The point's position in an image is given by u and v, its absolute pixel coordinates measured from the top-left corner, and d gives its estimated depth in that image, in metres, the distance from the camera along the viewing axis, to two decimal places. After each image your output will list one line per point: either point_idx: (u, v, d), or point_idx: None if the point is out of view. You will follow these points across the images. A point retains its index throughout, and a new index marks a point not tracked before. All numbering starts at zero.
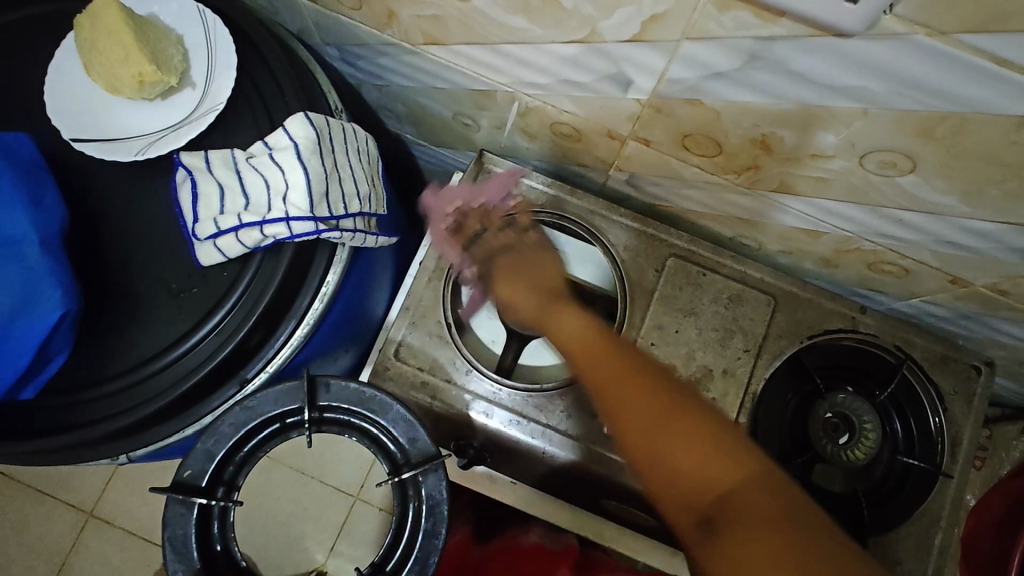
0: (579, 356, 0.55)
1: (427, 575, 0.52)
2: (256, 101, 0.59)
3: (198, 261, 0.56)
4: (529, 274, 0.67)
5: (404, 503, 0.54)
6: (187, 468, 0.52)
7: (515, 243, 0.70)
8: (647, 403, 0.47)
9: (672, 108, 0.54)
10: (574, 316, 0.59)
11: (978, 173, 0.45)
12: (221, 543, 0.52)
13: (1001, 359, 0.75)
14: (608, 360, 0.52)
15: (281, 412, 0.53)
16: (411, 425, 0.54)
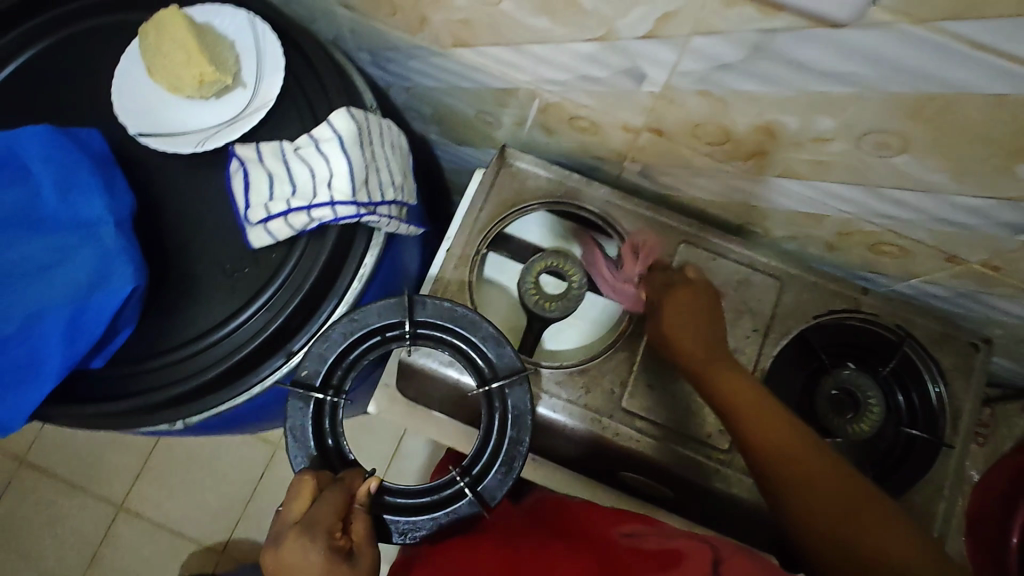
0: (739, 412, 0.58)
1: (513, 473, 0.57)
2: (301, 99, 0.64)
3: (249, 243, 0.61)
4: (696, 318, 0.67)
5: (490, 411, 0.59)
6: (304, 369, 0.58)
7: (698, 285, 0.70)
8: (795, 449, 0.54)
9: (684, 99, 0.59)
10: (737, 376, 0.61)
11: (964, 150, 0.49)
12: (332, 438, 0.57)
13: (1000, 338, 0.78)
14: (773, 424, 0.56)
15: (383, 325, 0.59)
16: (499, 342, 0.60)
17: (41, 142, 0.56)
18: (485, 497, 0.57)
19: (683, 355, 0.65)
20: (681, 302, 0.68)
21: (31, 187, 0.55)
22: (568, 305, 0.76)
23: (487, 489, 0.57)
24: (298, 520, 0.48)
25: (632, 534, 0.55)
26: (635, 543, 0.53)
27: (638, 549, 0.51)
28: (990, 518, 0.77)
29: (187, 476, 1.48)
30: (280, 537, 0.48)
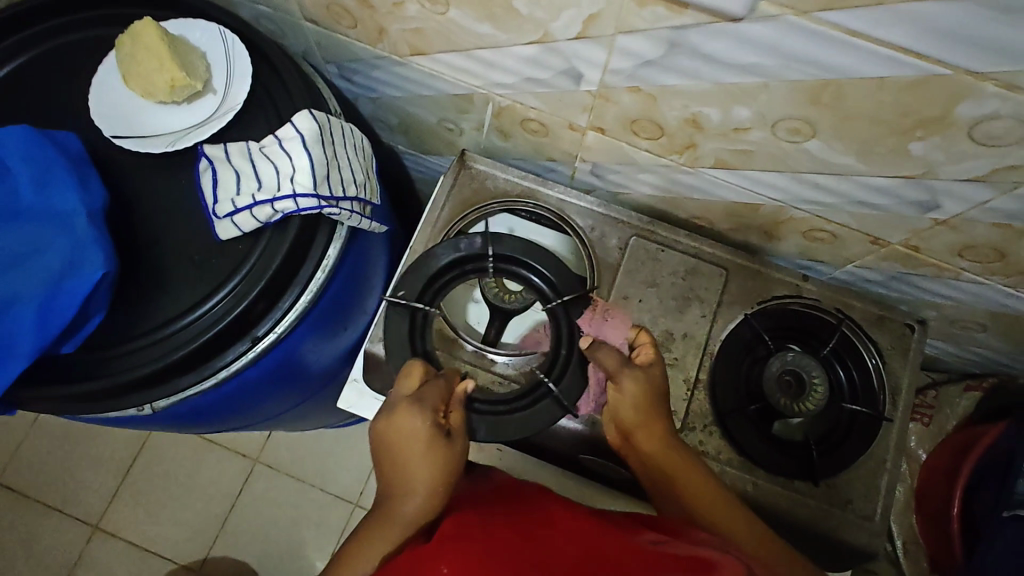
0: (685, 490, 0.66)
1: (583, 375, 0.68)
2: (268, 102, 0.69)
3: (217, 236, 0.65)
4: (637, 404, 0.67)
5: (557, 323, 0.70)
6: (401, 289, 0.71)
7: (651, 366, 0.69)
8: (723, 515, 0.65)
9: (618, 96, 0.64)
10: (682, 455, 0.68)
11: (863, 132, 0.54)
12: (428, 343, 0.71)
13: (935, 319, 0.83)
14: (705, 491, 0.66)
15: (461, 257, 0.72)
16: (558, 266, 0.71)
17: (16, 140, 0.59)
18: (567, 398, 0.67)
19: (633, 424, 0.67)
20: (638, 390, 0.67)
21: (7, 183, 0.58)
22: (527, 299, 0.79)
23: (566, 391, 0.68)
24: (410, 399, 0.62)
25: (656, 539, 0.52)
26: (659, 547, 0.50)
27: (664, 553, 0.48)
28: (937, 492, 0.82)
29: (165, 494, 1.48)
30: (389, 415, 0.63)
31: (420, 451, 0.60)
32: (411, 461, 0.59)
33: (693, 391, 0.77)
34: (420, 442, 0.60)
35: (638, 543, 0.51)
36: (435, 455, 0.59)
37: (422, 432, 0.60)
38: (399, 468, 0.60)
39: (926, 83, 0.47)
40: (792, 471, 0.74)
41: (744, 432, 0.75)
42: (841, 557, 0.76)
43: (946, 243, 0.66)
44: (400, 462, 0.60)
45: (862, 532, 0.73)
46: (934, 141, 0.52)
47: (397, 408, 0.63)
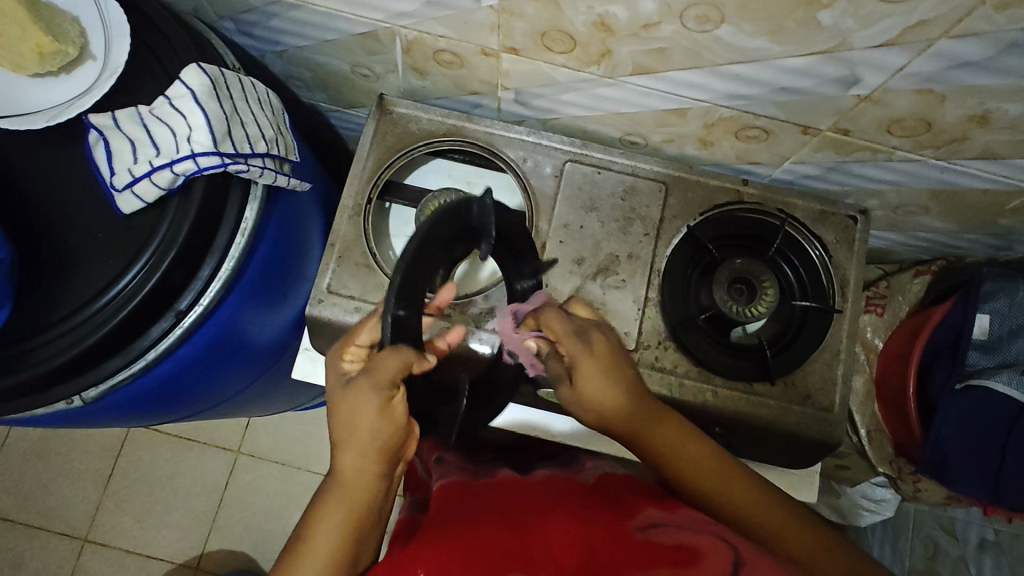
0: (678, 465, 0.60)
1: None
2: (154, 62, 0.64)
3: (119, 210, 0.61)
4: (672, 437, 0.61)
5: None
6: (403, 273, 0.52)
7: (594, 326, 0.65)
8: (734, 496, 0.58)
9: (520, 7, 0.61)
10: (671, 424, 0.62)
11: (769, 8, 0.52)
12: (401, 308, 0.52)
13: (879, 208, 0.83)
14: (698, 458, 0.60)
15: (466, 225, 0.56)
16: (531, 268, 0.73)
17: None
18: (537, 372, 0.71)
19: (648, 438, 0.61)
20: (662, 445, 0.61)
21: None
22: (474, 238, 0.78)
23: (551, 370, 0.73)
24: (394, 369, 0.51)
25: (651, 526, 0.53)
26: (652, 536, 0.52)
27: (654, 542, 0.50)
28: (894, 375, 0.82)
29: (150, 497, 1.46)
30: (375, 376, 0.51)
31: (396, 419, 0.53)
32: (386, 424, 0.52)
33: (644, 310, 0.76)
34: (393, 407, 0.52)
35: (633, 534, 0.52)
36: (400, 421, 0.53)
37: (399, 404, 0.52)
38: (370, 449, 0.53)
39: None
40: (749, 374, 0.74)
41: (698, 342, 0.74)
42: (809, 453, 0.76)
43: (873, 120, 0.64)
44: (364, 448, 0.52)
45: (824, 424, 0.74)
46: (841, 6, 0.50)
47: (385, 378, 0.51)
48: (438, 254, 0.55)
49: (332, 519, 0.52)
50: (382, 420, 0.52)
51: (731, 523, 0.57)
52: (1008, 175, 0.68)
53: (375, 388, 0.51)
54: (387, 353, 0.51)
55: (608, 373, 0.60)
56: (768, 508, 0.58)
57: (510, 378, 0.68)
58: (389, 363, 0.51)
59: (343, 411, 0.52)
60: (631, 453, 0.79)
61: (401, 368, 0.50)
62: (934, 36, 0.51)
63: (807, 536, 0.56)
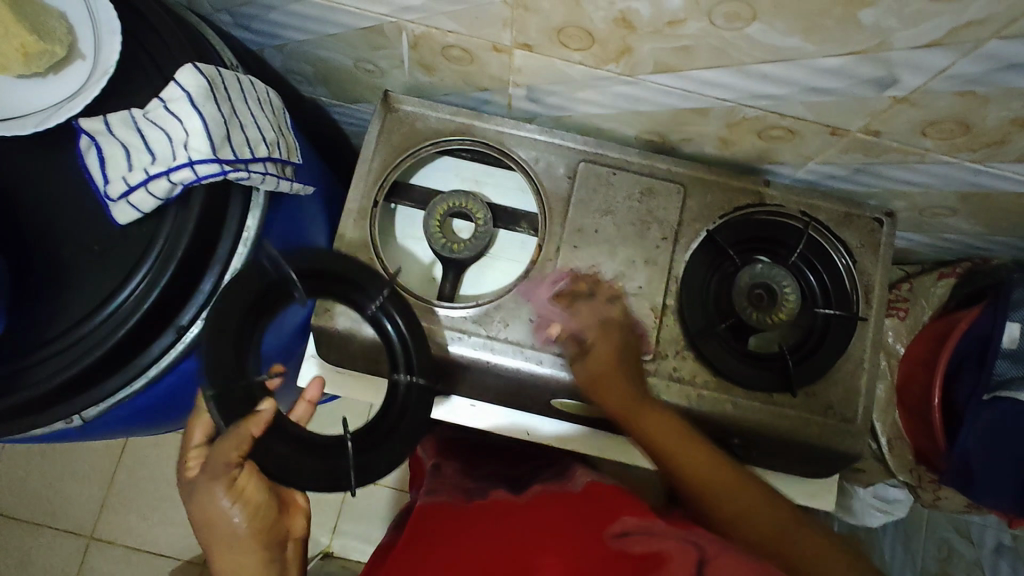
0: (652, 440, 0.62)
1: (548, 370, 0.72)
2: (147, 61, 0.61)
3: (115, 221, 0.58)
4: (668, 429, 0.62)
5: (388, 322, 0.65)
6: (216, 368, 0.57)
7: (623, 323, 0.69)
8: (721, 490, 0.59)
9: (536, 3, 0.57)
10: (653, 416, 0.63)
11: (806, 4, 0.49)
12: (208, 388, 0.57)
13: (904, 210, 0.80)
14: (691, 451, 0.61)
15: (269, 283, 0.60)
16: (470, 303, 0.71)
17: None
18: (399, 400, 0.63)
19: (640, 431, 0.63)
20: (651, 432, 0.62)
21: None
22: (477, 244, 0.76)
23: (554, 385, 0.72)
24: (229, 447, 0.56)
25: (624, 533, 0.51)
26: (623, 547, 0.50)
27: (625, 555, 0.49)
28: (917, 382, 0.80)
29: (156, 494, 1.45)
30: (211, 468, 0.56)
31: (251, 498, 0.58)
32: (243, 514, 0.57)
33: (662, 317, 0.73)
34: (241, 487, 0.57)
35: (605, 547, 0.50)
36: (255, 497, 0.58)
37: (246, 481, 0.58)
38: (233, 542, 0.58)
39: None
40: (769, 384, 0.71)
41: (716, 351, 0.72)
42: (830, 463, 0.74)
43: (908, 122, 0.61)
44: (242, 553, 0.57)
45: (846, 435, 0.72)
46: (885, 4, 0.47)
47: (223, 466, 0.56)
48: (237, 324, 0.58)
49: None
50: (247, 504, 0.57)
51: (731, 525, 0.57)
52: None
53: (212, 480, 0.56)
54: (223, 438, 0.56)
55: (622, 374, 0.65)
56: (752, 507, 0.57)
57: (401, 406, 0.63)
58: (229, 447, 0.56)
59: (204, 520, 0.57)
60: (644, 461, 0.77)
61: (236, 448, 0.55)
62: (983, 37, 0.48)
63: (781, 524, 0.56)
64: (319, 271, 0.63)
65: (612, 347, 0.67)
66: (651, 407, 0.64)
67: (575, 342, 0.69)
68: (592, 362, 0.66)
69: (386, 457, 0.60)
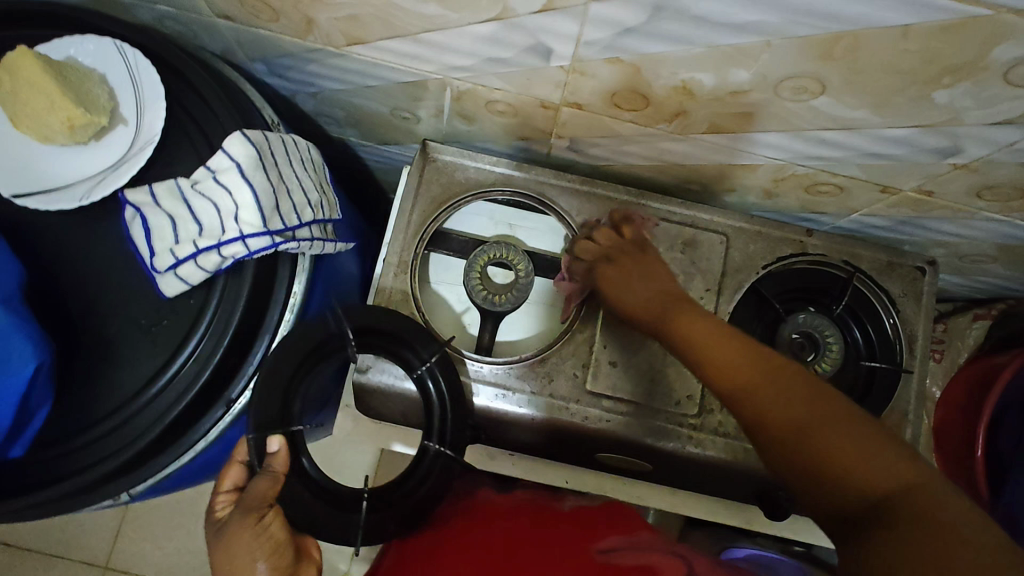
0: (679, 328, 0.56)
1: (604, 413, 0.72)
2: (190, 126, 0.59)
3: (162, 293, 0.56)
4: (705, 332, 0.53)
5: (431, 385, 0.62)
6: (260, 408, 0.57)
7: (637, 242, 0.70)
8: (741, 365, 0.49)
9: (594, 69, 0.56)
10: (694, 315, 0.56)
11: (879, 84, 0.48)
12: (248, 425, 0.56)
13: (945, 256, 0.80)
14: (726, 349, 0.51)
15: (323, 335, 0.60)
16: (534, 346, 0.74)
17: None
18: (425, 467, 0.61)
19: (629, 298, 0.63)
20: (685, 329, 0.55)
21: None
22: (519, 296, 0.74)
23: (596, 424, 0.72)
24: (265, 480, 0.52)
25: (611, 548, 0.54)
26: (609, 559, 0.52)
27: (611, 565, 0.51)
28: (958, 427, 0.80)
29: (171, 522, 1.42)
30: (245, 501, 0.53)
31: (275, 539, 0.52)
32: (267, 553, 0.51)
33: None
34: (272, 530, 0.52)
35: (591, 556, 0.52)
36: (281, 536, 0.52)
37: (276, 525, 0.52)
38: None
39: (958, 27, 0.40)
40: None
41: None
42: None
43: (964, 185, 0.61)
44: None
45: None
46: (963, 87, 0.46)
47: (256, 502, 0.52)
48: (286, 373, 0.58)
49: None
50: (273, 544, 0.52)
51: (755, 395, 0.47)
52: None
53: (242, 513, 0.51)
54: (258, 478, 0.54)
55: (642, 271, 0.65)
56: (799, 402, 0.45)
57: (432, 475, 0.60)
58: (265, 482, 0.53)
59: (221, 556, 0.50)
60: (684, 509, 0.75)
61: (271, 486, 0.53)
62: None
63: (815, 404, 0.45)
64: (377, 333, 0.62)
65: (637, 248, 0.69)
66: (683, 300, 0.60)
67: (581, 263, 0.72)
68: (603, 272, 0.67)
69: (398, 519, 0.60)
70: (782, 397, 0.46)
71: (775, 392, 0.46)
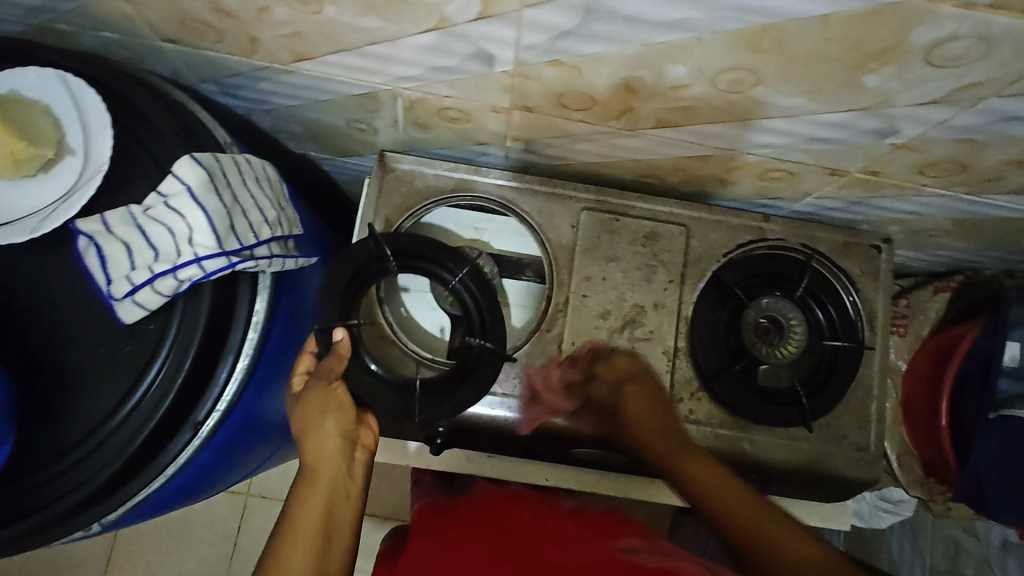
0: (684, 468, 0.61)
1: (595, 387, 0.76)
2: (140, 151, 0.59)
3: (121, 320, 0.56)
4: (698, 467, 0.60)
5: (469, 294, 0.63)
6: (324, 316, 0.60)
7: (637, 371, 0.68)
8: (716, 490, 0.57)
9: (538, 72, 0.57)
10: (695, 458, 0.61)
11: (810, 72, 0.49)
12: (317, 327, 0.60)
13: (900, 232, 0.82)
14: (734, 490, 0.57)
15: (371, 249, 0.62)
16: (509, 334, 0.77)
17: None
18: (478, 361, 0.63)
19: (642, 434, 0.65)
20: (692, 469, 0.60)
21: None
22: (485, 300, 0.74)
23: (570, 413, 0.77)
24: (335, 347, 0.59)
25: (631, 549, 0.58)
26: (632, 557, 0.56)
27: (634, 563, 0.55)
28: (923, 399, 0.82)
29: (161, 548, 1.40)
30: (315, 375, 0.58)
31: (342, 404, 0.58)
32: (336, 415, 0.57)
33: (674, 360, 0.74)
34: (338, 397, 0.58)
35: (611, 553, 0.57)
36: (346, 402, 0.58)
37: (342, 392, 0.58)
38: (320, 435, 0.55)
39: (875, 14, 0.42)
40: (785, 421, 0.72)
41: (733, 392, 0.72)
42: (848, 490, 0.76)
43: (906, 164, 0.62)
44: (325, 446, 0.55)
45: (861, 463, 0.73)
46: (889, 71, 0.48)
47: (323, 374, 0.58)
48: (334, 286, 0.60)
49: (317, 500, 0.52)
50: (340, 410, 0.57)
51: (711, 508, 0.57)
52: None
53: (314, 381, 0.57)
54: (325, 358, 0.59)
55: (662, 415, 0.65)
56: (771, 531, 0.53)
57: (485, 368, 0.63)
58: (332, 362, 0.58)
59: (298, 419, 0.56)
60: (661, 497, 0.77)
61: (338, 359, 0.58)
62: (984, 95, 0.49)
63: (771, 530, 0.53)
64: (414, 257, 0.63)
65: (646, 387, 0.67)
66: (689, 445, 0.63)
67: (592, 409, 0.70)
68: (625, 400, 0.66)
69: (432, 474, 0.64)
70: (748, 525, 0.54)
71: (786, 533, 0.52)
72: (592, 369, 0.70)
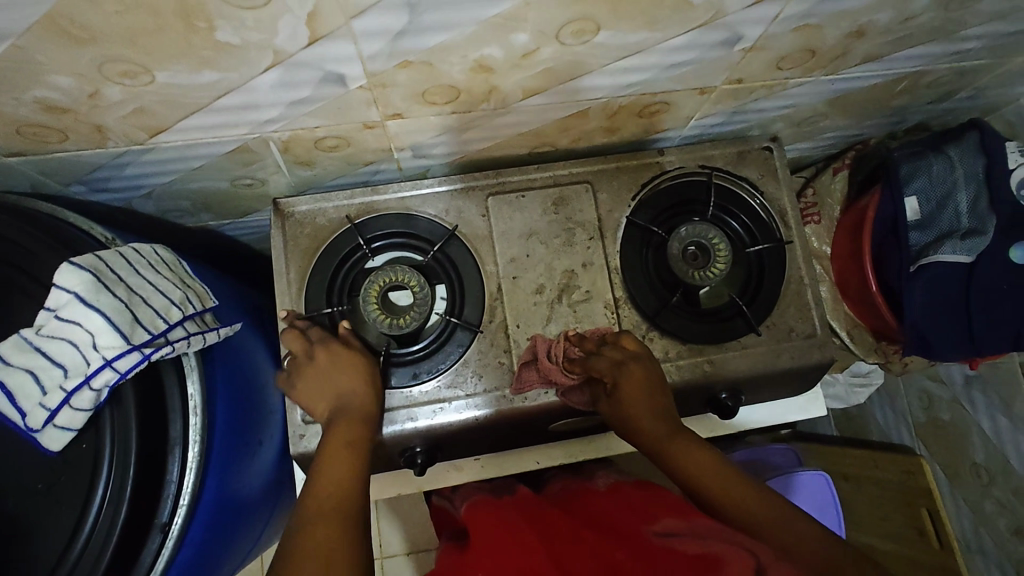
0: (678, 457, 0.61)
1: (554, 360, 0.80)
2: (17, 275, 0.56)
3: (48, 449, 0.53)
4: (696, 457, 0.60)
5: (446, 254, 0.75)
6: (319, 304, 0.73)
7: (641, 353, 0.68)
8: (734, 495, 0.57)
9: (392, 78, 0.56)
10: (689, 446, 0.61)
11: (639, 4, 0.51)
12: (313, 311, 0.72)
13: (786, 128, 0.85)
14: (735, 484, 0.58)
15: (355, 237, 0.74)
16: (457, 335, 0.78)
17: None
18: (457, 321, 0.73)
19: (641, 428, 0.64)
20: (683, 460, 0.60)
21: None
22: (421, 312, 0.69)
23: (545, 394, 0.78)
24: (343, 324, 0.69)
25: (668, 532, 0.55)
26: (668, 541, 0.53)
27: (672, 548, 0.51)
28: (853, 273, 0.87)
29: None
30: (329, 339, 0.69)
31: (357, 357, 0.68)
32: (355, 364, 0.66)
33: (618, 310, 0.75)
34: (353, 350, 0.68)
35: (651, 542, 0.54)
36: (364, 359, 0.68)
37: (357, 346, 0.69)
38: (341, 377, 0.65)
39: None
40: (732, 334, 0.75)
41: (676, 322, 0.75)
42: (811, 377, 0.79)
43: (763, 63, 0.65)
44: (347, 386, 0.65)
45: (815, 349, 0.76)
46: None
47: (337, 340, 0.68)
48: (325, 274, 0.73)
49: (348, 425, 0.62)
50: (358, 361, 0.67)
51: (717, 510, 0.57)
52: (889, 69, 0.72)
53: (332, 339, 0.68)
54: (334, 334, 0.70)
55: (656, 396, 0.65)
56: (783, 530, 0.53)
57: (468, 327, 0.73)
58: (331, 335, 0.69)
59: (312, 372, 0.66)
60: None
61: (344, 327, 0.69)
62: None
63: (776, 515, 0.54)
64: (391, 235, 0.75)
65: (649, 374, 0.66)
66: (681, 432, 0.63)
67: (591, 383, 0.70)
68: (626, 382, 0.65)
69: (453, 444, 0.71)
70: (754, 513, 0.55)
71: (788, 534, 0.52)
72: (597, 347, 0.69)
